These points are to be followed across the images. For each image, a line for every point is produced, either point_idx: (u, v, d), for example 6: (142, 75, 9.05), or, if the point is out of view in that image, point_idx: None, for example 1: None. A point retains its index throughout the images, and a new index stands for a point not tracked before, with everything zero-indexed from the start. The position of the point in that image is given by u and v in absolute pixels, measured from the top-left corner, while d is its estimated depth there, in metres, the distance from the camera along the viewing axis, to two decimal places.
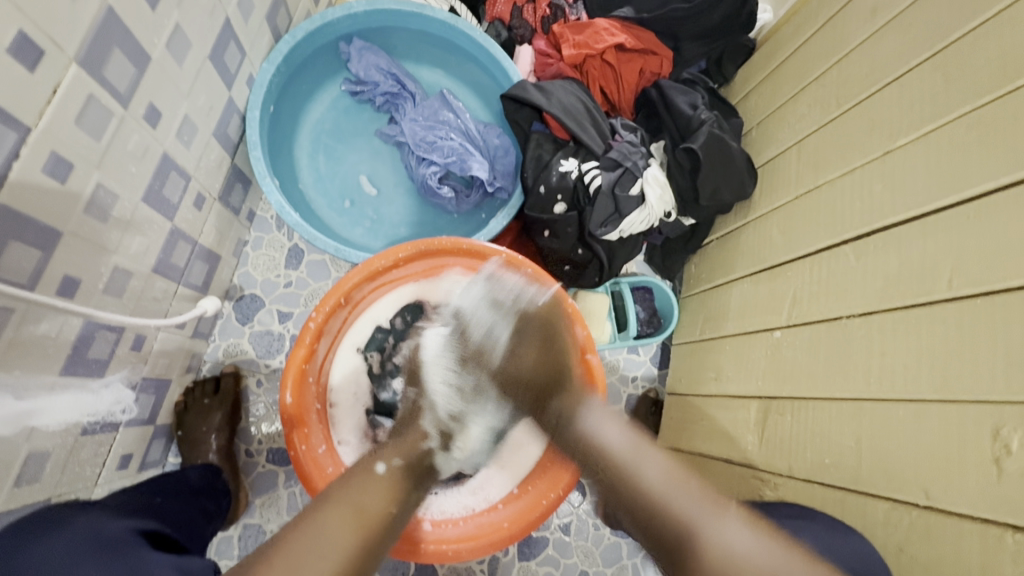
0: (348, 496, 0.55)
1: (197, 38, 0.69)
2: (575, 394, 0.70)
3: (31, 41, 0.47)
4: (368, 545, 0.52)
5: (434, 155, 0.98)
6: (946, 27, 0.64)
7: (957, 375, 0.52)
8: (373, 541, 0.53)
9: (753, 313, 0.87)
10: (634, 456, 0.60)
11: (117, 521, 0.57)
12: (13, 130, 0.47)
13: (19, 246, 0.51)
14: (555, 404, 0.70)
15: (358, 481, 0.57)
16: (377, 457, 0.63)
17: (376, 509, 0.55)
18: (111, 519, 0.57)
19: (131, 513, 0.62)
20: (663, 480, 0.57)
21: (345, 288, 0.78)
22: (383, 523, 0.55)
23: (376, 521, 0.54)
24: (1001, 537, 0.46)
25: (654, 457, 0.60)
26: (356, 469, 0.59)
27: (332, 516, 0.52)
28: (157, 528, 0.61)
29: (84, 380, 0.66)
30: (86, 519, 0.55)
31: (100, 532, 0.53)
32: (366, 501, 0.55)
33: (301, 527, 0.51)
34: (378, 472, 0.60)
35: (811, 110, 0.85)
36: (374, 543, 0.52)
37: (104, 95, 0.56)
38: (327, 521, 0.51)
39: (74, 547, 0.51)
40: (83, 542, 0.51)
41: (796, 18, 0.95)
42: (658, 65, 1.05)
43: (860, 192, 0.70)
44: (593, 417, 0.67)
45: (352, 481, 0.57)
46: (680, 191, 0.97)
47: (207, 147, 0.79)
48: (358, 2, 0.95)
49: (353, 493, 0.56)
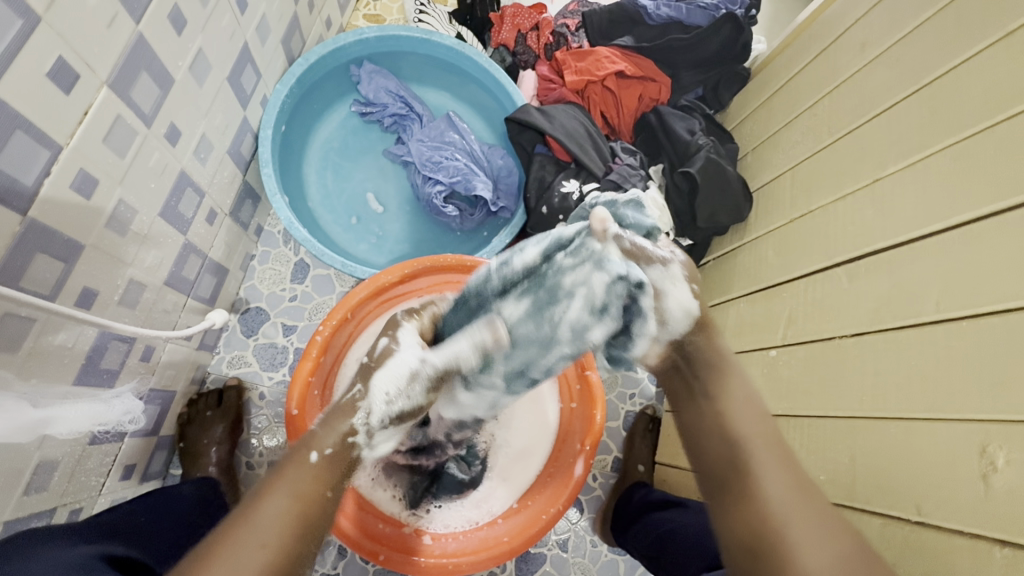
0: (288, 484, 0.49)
1: (217, 60, 0.72)
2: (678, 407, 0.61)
3: (67, 66, 0.49)
4: (305, 530, 0.47)
5: (440, 174, 1.00)
6: (930, 64, 0.67)
7: (945, 395, 0.54)
8: (312, 524, 0.48)
9: (750, 332, 0.89)
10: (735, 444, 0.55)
11: (77, 550, 0.55)
12: (45, 148, 0.50)
13: (43, 258, 0.53)
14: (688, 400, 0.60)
15: (294, 471, 0.51)
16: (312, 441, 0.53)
17: (313, 493, 0.50)
18: (82, 546, 0.57)
19: (99, 539, 0.60)
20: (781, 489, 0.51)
21: (352, 303, 0.80)
22: (320, 505, 0.50)
23: (313, 507, 0.49)
24: (990, 552, 0.48)
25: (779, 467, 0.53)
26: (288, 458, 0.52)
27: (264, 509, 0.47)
28: (122, 553, 0.59)
29: (95, 389, 0.67)
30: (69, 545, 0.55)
31: (71, 560, 0.52)
32: (303, 481, 0.50)
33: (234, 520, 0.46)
34: (314, 461, 0.52)
35: (805, 137, 0.88)
36: (307, 530, 0.48)
37: (130, 116, 0.59)
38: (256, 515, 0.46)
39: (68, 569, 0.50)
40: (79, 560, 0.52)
41: (789, 50, 1.00)
42: (657, 92, 1.09)
43: (851, 217, 0.73)
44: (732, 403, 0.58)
45: (285, 470, 0.51)
46: (679, 213, 1.00)
47: (220, 164, 0.81)
48: (369, 28, 0.99)
49: (290, 478, 0.50)
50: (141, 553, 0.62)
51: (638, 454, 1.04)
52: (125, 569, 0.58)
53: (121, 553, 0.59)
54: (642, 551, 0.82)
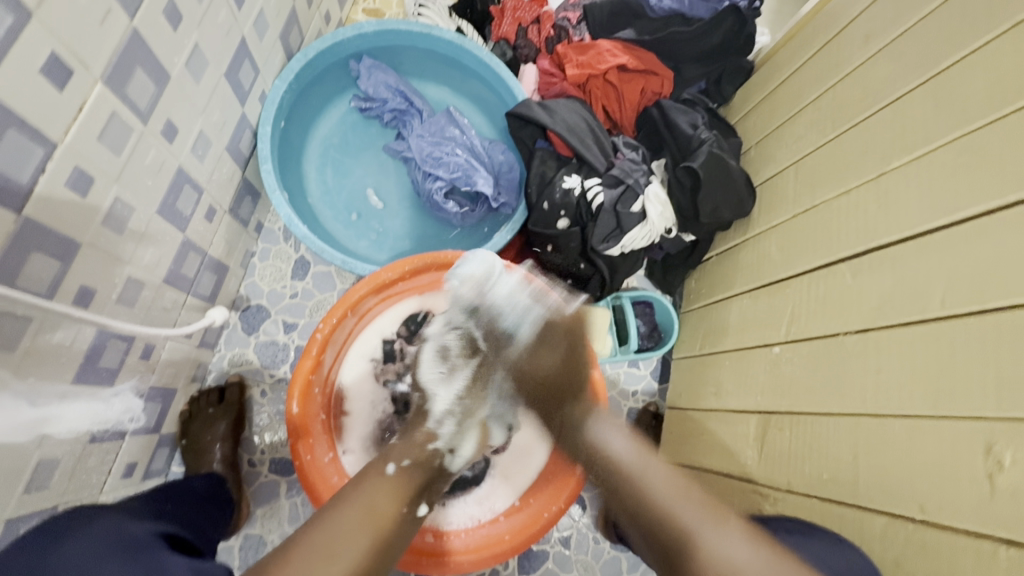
0: (363, 495, 0.55)
1: (213, 56, 0.71)
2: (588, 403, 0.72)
3: (60, 62, 0.49)
4: (381, 544, 0.51)
5: (440, 170, 1.00)
6: (936, 56, 0.66)
7: (951, 393, 0.54)
8: (386, 541, 0.52)
9: (752, 328, 0.88)
10: (644, 466, 0.62)
11: (139, 524, 0.58)
12: (39, 145, 0.49)
13: (39, 257, 0.53)
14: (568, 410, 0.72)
15: (372, 484, 0.57)
16: (389, 457, 0.62)
17: (389, 508, 0.55)
18: (132, 522, 0.58)
19: (147, 517, 0.62)
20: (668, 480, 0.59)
21: (352, 300, 0.80)
22: (395, 525, 0.54)
23: (387, 522, 0.53)
24: (995, 552, 0.47)
25: (659, 466, 0.62)
26: (368, 469, 0.60)
27: (345, 515, 0.51)
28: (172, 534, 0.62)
29: (93, 388, 0.67)
30: (106, 522, 0.56)
31: (124, 534, 0.54)
32: (377, 502, 0.55)
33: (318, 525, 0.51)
34: (388, 473, 0.59)
35: (808, 131, 0.87)
36: (385, 545, 0.52)
37: (125, 112, 0.58)
38: (340, 517, 0.51)
39: (104, 550, 0.51)
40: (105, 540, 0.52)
41: (792, 42, 0.98)
42: (659, 85, 1.08)
43: (856, 212, 0.72)
44: (603, 427, 0.69)
45: (365, 481, 0.57)
46: (681, 208, 0.99)
47: (219, 161, 0.81)
48: (368, 22, 0.98)
49: (368, 491, 0.56)
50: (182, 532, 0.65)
51: None
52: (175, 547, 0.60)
53: (171, 530, 0.62)
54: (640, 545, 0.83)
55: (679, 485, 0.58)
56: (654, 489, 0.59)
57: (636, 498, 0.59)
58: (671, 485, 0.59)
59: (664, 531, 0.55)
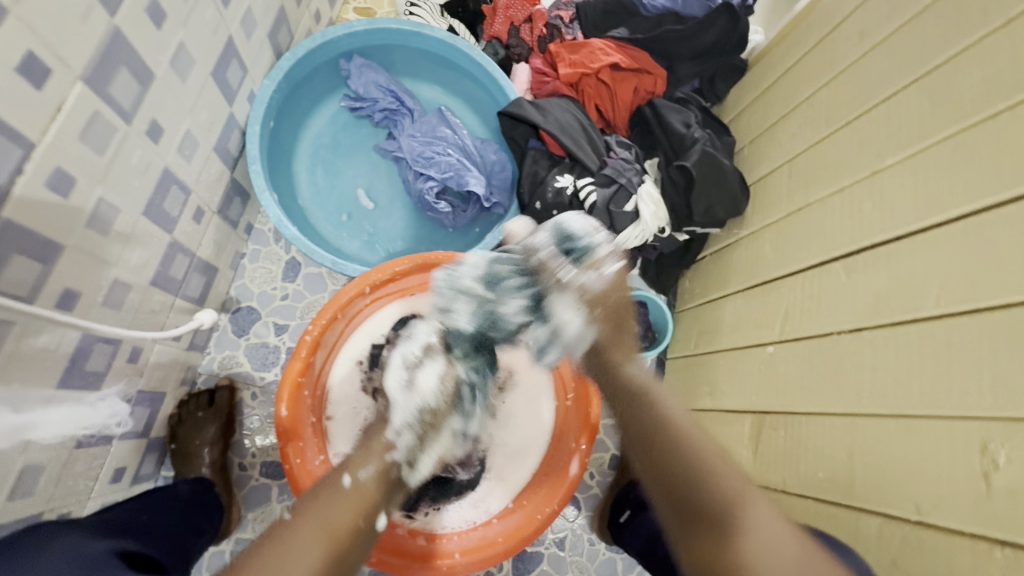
0: (317, 511, 0.53)
1: (200, 55, 0.70)
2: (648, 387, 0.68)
3: (38, 61, 0.48)
4: (332, 563, 0.50)
5: (432, 170, 0.99)
6: (929, 53, 0.66)
7: (945, 392, 0.53)
8: (338, 560, 0.51)
9: (746, 328, 0.88)
10: (693, 441, 0.60)
11: (95, 543, 0.56)
12: (18, 145, 0.48)
13: (20, 260, 0.52)
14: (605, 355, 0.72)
15: (328, 496, 0.55)
16: (348, 467, 0.59)
17: (343, 524, 0.53)
18: (88, 541, 0.56)
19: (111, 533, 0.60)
20: (739, 479, 0.55)
21: (342, 301, 0.79)
22: (350, 540, 0.53)
23: (343, 538, 0.52)
24: (991, 553, 0.47)
25: (714, 451, 0.59)
26: (325, 482, 0.57)
27: (296, 536, 0.50)
28: (131, 550, 0.59)
29: (79, 392, 0.66)
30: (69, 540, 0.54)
31: (82, 555, 0.52)
32: (335, 516, 0.53)
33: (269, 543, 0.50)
34: (347, 486, 0.57)
35: (802, 129, 0.87)
36: (336, 563, 0.51)
37: (108, 112, 0.57)
38: (291, 535, 0.50)
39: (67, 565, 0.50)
40: (70, 559, 0.51)
41: (786, 40, 0.98)
42: (652, 85, 1.07)
43: (850, 211, 0.72)
44: (665, 398, 0.66)
45: (320, 496, 0.55)
46: (675, 207, 0.97)
47: (206, 161, 0.80)
48: (358, 21, 0.97)
49: (323, 506, 0.54)
50: (148, 549, 0.63)
51: None
52: (137, 566, 0.58)
53: (133, 548, 0.60)
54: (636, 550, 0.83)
55: (744, 476, 0.56)
56: (699, 455, 0.58)
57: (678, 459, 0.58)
58: (738, 478, 0.56)
59: (704, 496, 0.55)
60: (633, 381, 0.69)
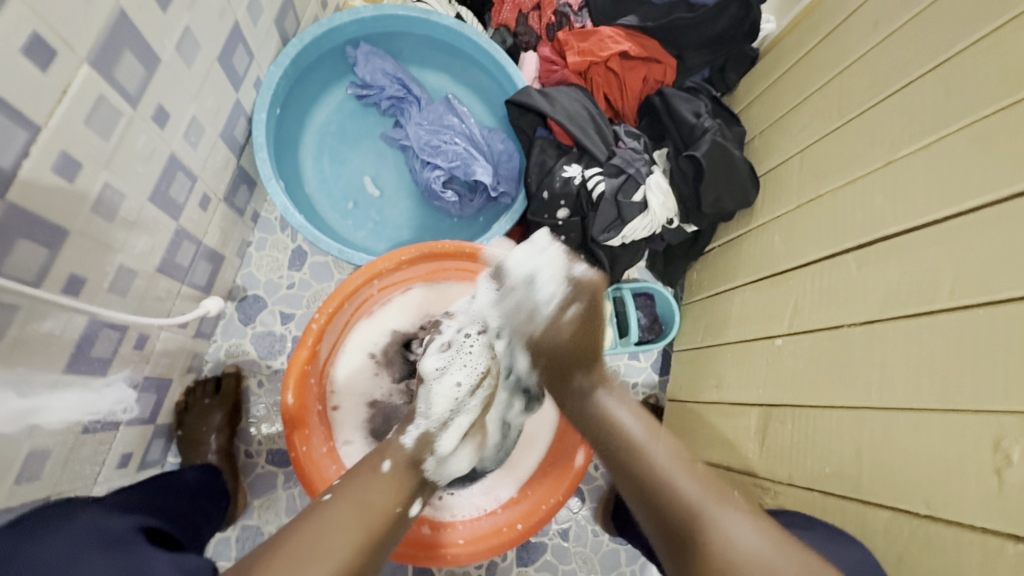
0: (353, 495, 0.54)
1: (206, 40, 0.70)
2: (598, 373, 0.71)
3: (43, 42, 0.47)
4: (370, 542, 0.51)
5: (438, 159, 0.98)
6: (946, 42, 0.64)
7: (957, 388, 0.52)
8: (378, 541, 0.52)
9: (755, 320, 0.87)
10: (654, 448, 0.60)
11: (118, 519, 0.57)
12: (23, 129, 0.48)
13: (25, 244, 0.51)
14: (577, 378, 0.71)
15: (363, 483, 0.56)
16: (385, 453, 0.62)
17: (381, 508, 0.54)
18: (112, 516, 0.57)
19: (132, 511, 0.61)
20: (700, 491, 0.54)
21: (349, 290, 0.78)
22: (388, 523, 0.54)
23: (378, 518, 0.53)
24: (1002, 548, 0.46)
25: (670, 447, 0.60)
26: (361, 466, 0.59)
27: (334, 514, 0.51)
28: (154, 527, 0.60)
29: (86, 378, 0.66)
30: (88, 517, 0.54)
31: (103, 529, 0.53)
32: (373, 501, 0.54)
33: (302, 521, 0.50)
34: (384, 470, 0.59)
35: (813, 120, 0.85)
36: (375, 542, 0.52)
37: (113, 96, 0.57)
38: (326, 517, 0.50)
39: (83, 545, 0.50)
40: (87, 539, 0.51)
41: (799, 28, 0.96)
42: (662, 73, 1.06)
43: (863, 201, 0.71)
44: (610, 399, 0.68)
45: (355, 480, 0.56)
46: (683, 198, 0.97)
47: (213, 148, 0.79)
48: (365, 7, 0.96)
49: (357, 492, 0.55)
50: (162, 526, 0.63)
51: None
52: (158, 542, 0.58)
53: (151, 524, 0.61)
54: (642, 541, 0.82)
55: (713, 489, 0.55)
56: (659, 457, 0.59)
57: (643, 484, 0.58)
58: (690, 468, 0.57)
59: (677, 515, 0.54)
60: (591, 416, 0.68)
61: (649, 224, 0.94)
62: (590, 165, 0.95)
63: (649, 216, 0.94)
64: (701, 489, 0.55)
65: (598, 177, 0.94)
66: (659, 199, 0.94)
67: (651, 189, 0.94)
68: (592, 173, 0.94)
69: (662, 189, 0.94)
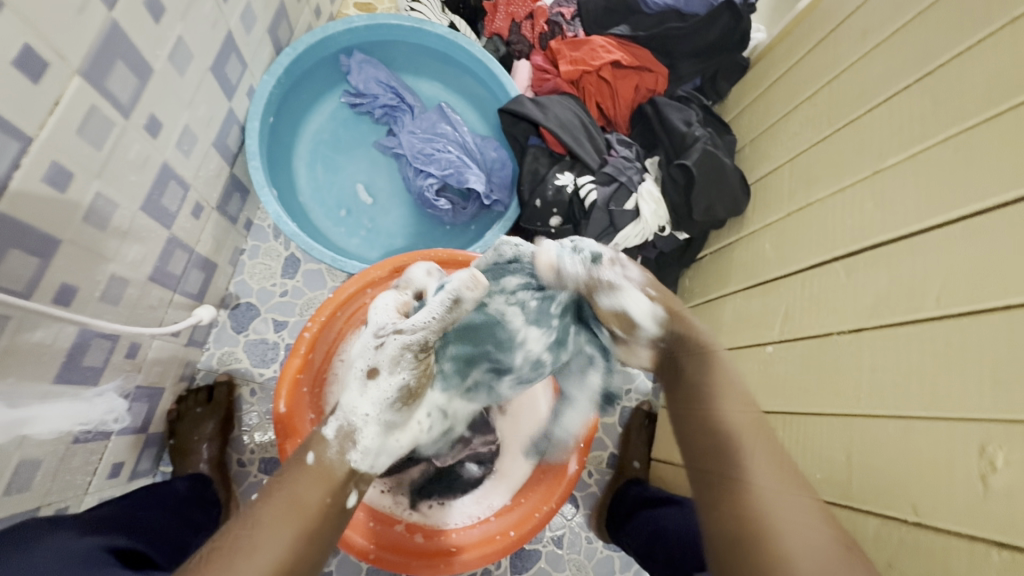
0: (284, 492, 0.52)
1: (199, 49, 0.70)
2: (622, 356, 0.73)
3: (34, 54, 0.47)
4: (308, 535, 0.50)
5: (431, 167, 0.99)
6: (931, 54, 0.66)
7: (943, 393, 0.53)
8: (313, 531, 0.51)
9: (746, 327, 0.88)
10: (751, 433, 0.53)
11: (83, 540, 0.55)
12: (14, 139, 0.48)
13: (16, 254, 0.51)
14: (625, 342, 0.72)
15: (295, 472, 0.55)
16: (310, 444, 0.58)
17: (313, 502, 0.53)
18: (79, 538, 0.55)
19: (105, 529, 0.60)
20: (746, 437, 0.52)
21: (341, 299, 0.79)
22: (322, 515, 0.53)
23: (311, 511, 0.52)
24: (988, 554, 0.47)
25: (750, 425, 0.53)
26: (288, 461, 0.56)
27: (265, 514, 0.49)
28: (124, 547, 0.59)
29: (76, 388, 0.66)
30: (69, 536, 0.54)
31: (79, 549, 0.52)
32: (302, 492, 0.53)
33: (243, 526, 0.49)
34: (309, 463, 0.56)
35: (804, 128, 0.86)
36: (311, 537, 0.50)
37: (106, 106, 0.57)
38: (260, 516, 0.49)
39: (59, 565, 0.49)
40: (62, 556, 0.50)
41: (788, 39, 0.97)
42: (653, 82, 1.07)
43: (851, 210, 0.72)
44: None
45: (286, 475, 0.54)
46: (674, 206, 0.97)
47: (206, 156, 0.80)
48: (358, 16, 0.97)
49: (290, 486, 0.53)
50: (139, 544, 0.62)
51: (634, 447, 1.03)
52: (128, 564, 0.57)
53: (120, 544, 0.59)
54: (636, 549, 0.81)
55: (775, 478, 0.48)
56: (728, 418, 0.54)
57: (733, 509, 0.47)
58: (747, 419, 0.54)
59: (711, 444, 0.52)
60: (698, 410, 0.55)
61: (640, 233, 0.95)
62: (583, 174, 0.96)
63: (641, 223, 0.94)
64: (746, 434, 0.52)
65: (590, 185, 0.94)
66: (648, 207, 0.94)
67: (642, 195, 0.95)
68: (585, 182, 0.95)
69: (652, 197, 0.95)
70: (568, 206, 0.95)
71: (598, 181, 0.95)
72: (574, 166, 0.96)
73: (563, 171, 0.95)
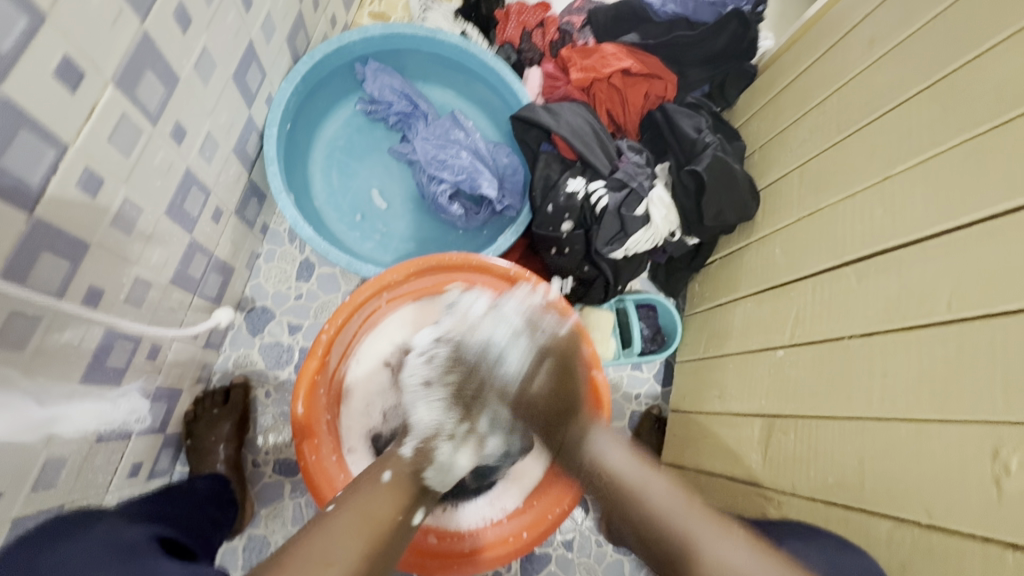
0: (355, 506, 0.53)
1: (222, 59, 0.72)
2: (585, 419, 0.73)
3: (71, 65, 0.49)
4: (378, 552, 0.50)
5: (444, 172, 1.00)
6: (939, 62, 0.67)
7: (955, 396, 0.54)
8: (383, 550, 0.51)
9: (756, 331, 0.88)
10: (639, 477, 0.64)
11: (132, 528, 0.57)
12: (51, 146, 0.50)
13: (49, 257, 0.53)
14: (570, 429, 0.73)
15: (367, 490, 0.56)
16: (386, 464, 0.61)
17: (384, 516, 0.54)
18: (125, 527, 0.57)
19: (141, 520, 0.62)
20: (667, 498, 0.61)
21: (357, 302, 0.80)
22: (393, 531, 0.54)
23: (384, 531, 0.52)
24: (1002, 556, 0.47)
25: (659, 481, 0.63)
26: (364, 478, 0.58)
27: (338, 526, 0.50)
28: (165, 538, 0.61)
29: (101, 388, 0.67)
30: (94, 533, 0.55)
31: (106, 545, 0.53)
32: (376, 508, 0.54)
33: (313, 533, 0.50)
34: (384, 481, 0.58)
35: (813, 134, 0.87)
36: (381, 552, 0.51)
37: (135, 114, 0.59)
38: (331, 526, 0.50)
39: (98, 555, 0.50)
40: (104, 547, 0.51)
41: (796, 47, 0.99)
42: (663, 89, 1.08)
43: (861, 216, 0.72)
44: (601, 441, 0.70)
45: (358, 492, 0.55)
46: (685, 211, 0.98)
47: (226, 162, 0.81)
48: (373, 25, 0.99)
49: (361, 502, 0.54)
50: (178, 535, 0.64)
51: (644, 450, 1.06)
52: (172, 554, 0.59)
53: (166, 533, 0.61)
54: None
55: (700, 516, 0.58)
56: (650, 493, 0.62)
57: (632, 510, 0.62)
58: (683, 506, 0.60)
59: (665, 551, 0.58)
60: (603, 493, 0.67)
61: (651, 238, 0.97)
62: (595, 180, 0.97)
63: (652, 231, 0.96)
64: (669, 498, 0.61)
65: (602, 191, 0.96)
66: (659, 213, 0.96)
67: (653, 202, 0.96)
68: (598, 188, 0.96)
69: (663, 203, 0.97)
70: (580, 211, 0.96)
71: (610, 187, 0.96)
72: (586, 172, 0.98)
73: (575, 177, 0.96)
